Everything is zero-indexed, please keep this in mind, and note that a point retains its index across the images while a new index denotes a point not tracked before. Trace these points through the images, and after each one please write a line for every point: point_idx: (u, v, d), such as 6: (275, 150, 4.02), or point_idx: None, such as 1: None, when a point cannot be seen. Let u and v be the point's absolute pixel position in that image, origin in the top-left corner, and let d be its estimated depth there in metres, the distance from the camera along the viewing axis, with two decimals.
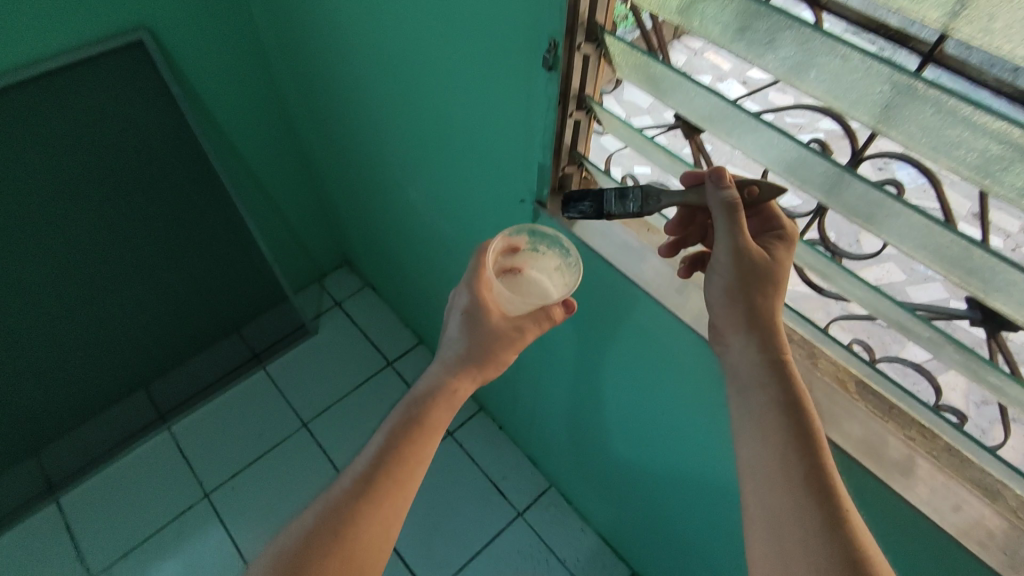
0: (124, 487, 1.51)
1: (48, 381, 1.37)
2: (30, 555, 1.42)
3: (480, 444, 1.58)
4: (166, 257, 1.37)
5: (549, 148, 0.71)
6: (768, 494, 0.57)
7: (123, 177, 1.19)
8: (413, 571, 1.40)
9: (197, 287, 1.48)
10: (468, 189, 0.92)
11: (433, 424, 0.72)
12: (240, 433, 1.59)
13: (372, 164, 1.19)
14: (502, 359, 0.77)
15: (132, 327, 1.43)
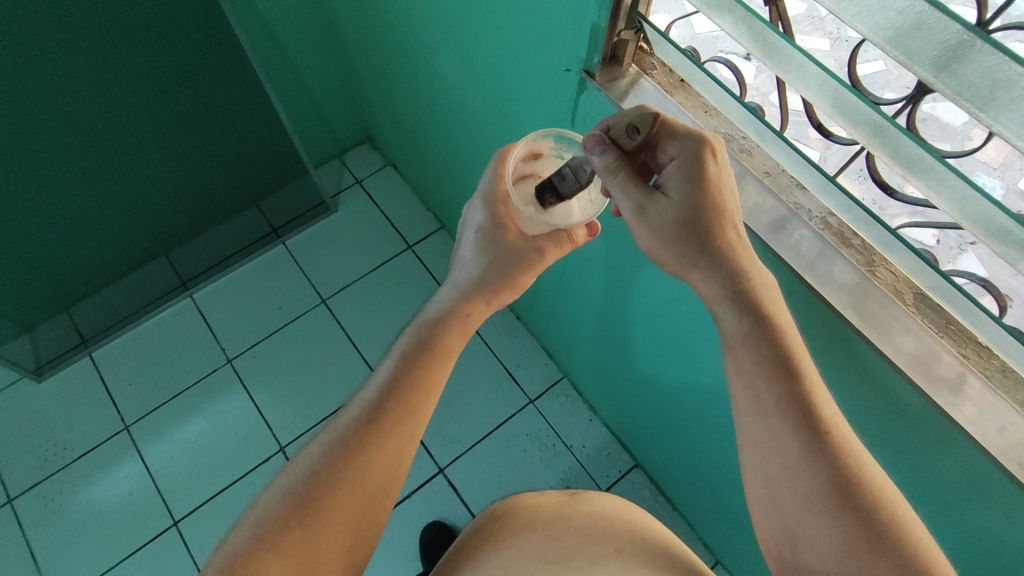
0: (153, 347, 1.56)
1: (72, 240, 1.36)
2: (67, 400, 1.50)
3: (497, 332, 1.59)
4: (180, 119, 1.29)
5: (606, 7, 0.61)
6: (759, 426, 0.59)
7: (134, 28, 1.09)
8: (424, 444, 1.46)
9: (215, 152, 1.42)
10: (504, 55, 0.82)
11: (445, 351, 0.70)
12: (261, 304, 1.61)
13: (398, 25, 1.07)
14: (520, 282, 0.75)
15: (150, 191, 1.39)
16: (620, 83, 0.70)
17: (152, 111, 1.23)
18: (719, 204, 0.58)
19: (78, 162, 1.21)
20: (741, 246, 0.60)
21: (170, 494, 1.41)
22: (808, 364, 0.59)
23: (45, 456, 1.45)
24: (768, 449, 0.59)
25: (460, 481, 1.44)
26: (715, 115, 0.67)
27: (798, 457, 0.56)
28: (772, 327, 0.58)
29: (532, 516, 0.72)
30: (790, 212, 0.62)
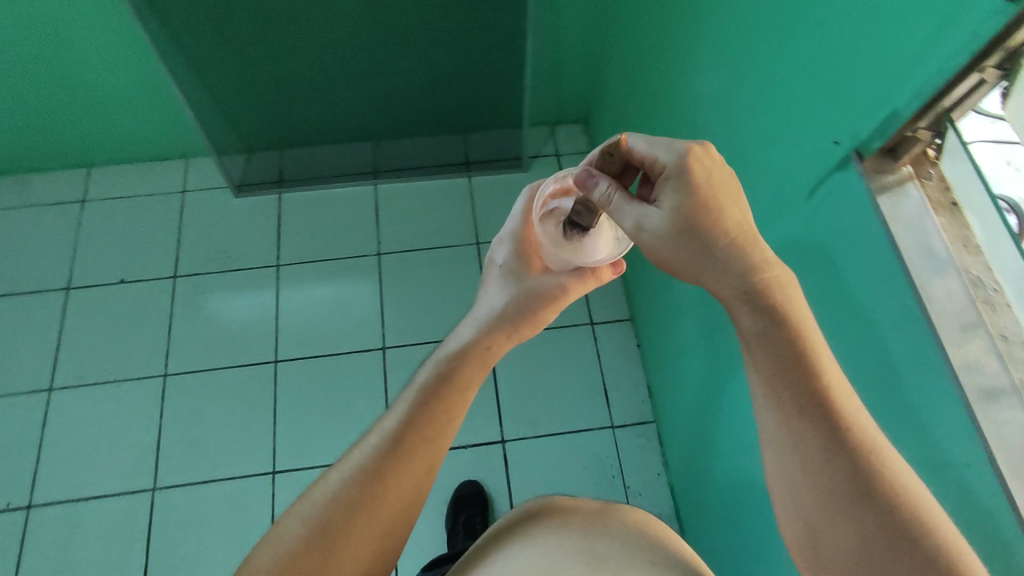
0: (327, 212, 1.74)
1: (315, 99, 1.55)
2: (248, 221, 1.72)
3: (612, 348, 1.58)
4: (446, 35, 1.42)
5: (920, 100, 0.57)
6: (780, 436, 0.57)
7: None
8: (500, 412, 1.51)
9: (458, 75, 1.54)
10: (771, 102, 0.81)
11: (466, 384, 0.72)
12: (427, 220, 1.73)
13: (677, 31, 1.08)
14: (541, 317, 0.78)
15: (391, 86, 1.54)
16: (887, 178, 0.65)
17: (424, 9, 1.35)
18: (716, 203, 0.58)
19: (348, 26, 1.36)
20: (755, 248, 0.58)
21: (284, 337, 1.58)
22: (821, 357, 0.56)
23: (213, 257, 1.68)
24: (794, 461, 0.56)
25: (514, 460, 1.46)
26: (975, 252, 0.60)
27: (821, 462, 0.54)
28: (786, 329, 0.56)
29: (565, 511, 0.72)
30: (1012, 387, 0.55)
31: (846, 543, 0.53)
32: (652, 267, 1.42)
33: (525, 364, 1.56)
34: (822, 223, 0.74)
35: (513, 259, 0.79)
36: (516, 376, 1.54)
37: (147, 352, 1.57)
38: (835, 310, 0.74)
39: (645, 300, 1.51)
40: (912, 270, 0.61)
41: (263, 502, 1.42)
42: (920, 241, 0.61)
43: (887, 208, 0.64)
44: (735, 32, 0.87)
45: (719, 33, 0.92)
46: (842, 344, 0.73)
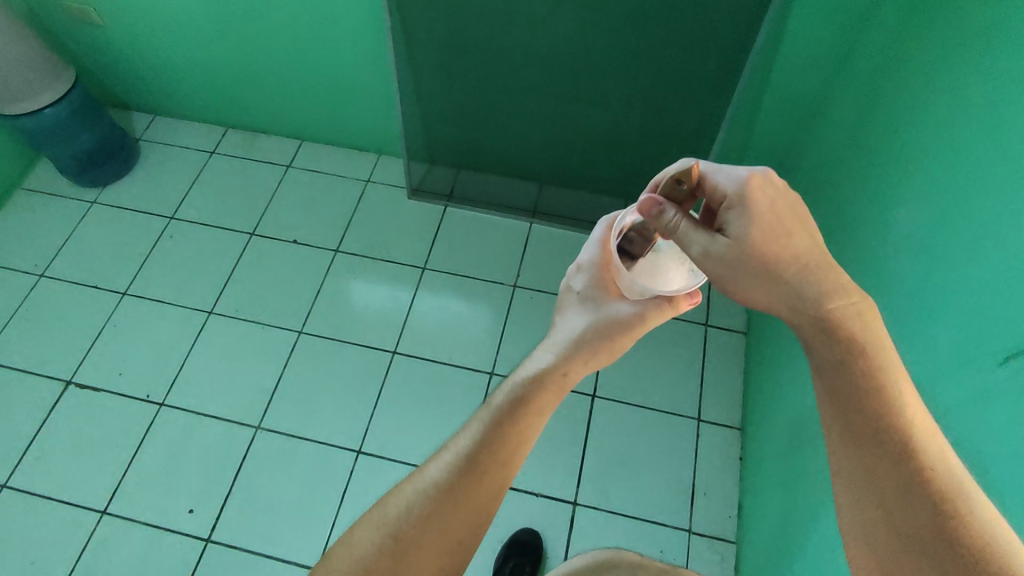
0: (479, 234, 1.86)
1: (504, 134, 1.69)
2: (410, 222, 1.89)
3: (710, 450, 1.51)
4: (640, 107, 1.50)
5: None
6: (860, 479, 0.56)
7: (677, 29, 1.30)
8: (580, 473, 1.49)
9: (638, 145, 1.61)
10: (968, 251, 0.77)
11: (541, 410, 0.76)
12: (566, 268, 1.78)
13: (876, 158, 1.05)
14: (618, 344, 0.83)
15: (574, 139, 1.64)
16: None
17: (626, 82, 1.44)
18: (779, 233, 0.60)
19: (554, 82, 1.48)
20: (824, 280, 0.59)
21: (407, 333, 1.69)
22: (888, 391, 0.56)
23: (371, 244, 1.85)
24: (873, 506, 0.54)
25: (579, 527, 1.43)
26: None
27: (896, 505, 0.52)
28: (855, 359, 0.57)
29: None
30: None
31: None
32: (780, 382, 1.35)
33: (617, 435, 1.53)
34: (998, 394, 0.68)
35: (593, 287, 0.85)
36: (605, 443, 1.52)
37: (293, 308, 1.75)
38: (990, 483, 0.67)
39: (760, 413, 1.43)
40: None
41: (342, 477, 1.50)
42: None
43: None
44: (945, 175, 0.84)
45: (927, 172, 0.89)
46: None
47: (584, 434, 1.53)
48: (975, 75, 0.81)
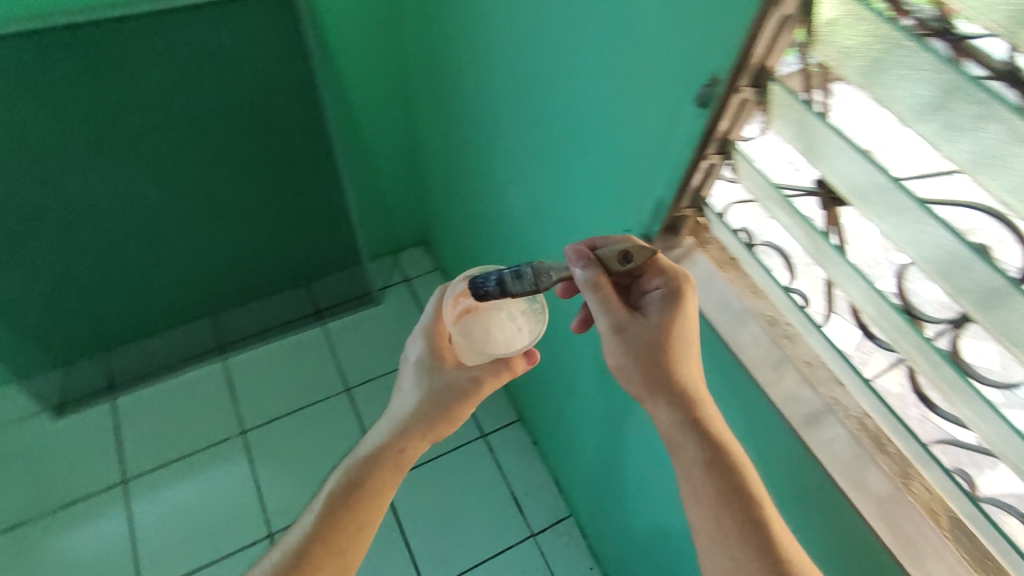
0: (173, 398, 1.55)
1: (147, 304, 1.42)
2: (71, 445, 1.47)
3: (524, 448, 1.55)
4: (290, 230, 1.42)
5: (673, 186, 0.66)
6: (703, 511, 0.62)
7: (296, 168, 1.30)
8: (417, 569, 1.38)
9: (302, 253, 1.50)
10: (557, 213, 0.93)
11: (382, 485, 0.74)
12: (284, 384, 1.58)
13: (468, 161, 1.19)
14: (455, 412, 0.83)
15: (234, 276, 1.47)
16: (675, 252, 0.74)
17: (257, 210, 1.34)
18: (687, 330, 0.67)
19: (184, 242, 1.32)
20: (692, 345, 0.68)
21: (145, 554, 1.34)
22: (747, 468, 0.63)
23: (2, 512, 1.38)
24: (719, 539, 0.60)
25: None
26: (762, 297, 0.69)
27: (734, 539, 0.59)
28: (718, 440, 0.64)
29: None
30: (826, 407, 0.63)
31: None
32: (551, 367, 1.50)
33: (432, 505, 1.47)
34: None
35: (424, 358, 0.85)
36: (422, 526, 1.43)
37: None
38: None
39: (525, 396, 1.51)
40: (720, 326, 0.69)
41: None
42: (715, 300, 0.71)
43: (685, 276, 0.72)
44: (523, 157, 0.96)
45: (510, 163, 1.02)
46: None
47: (398, 531, 1.42)
48: (494, 86, 0.96)
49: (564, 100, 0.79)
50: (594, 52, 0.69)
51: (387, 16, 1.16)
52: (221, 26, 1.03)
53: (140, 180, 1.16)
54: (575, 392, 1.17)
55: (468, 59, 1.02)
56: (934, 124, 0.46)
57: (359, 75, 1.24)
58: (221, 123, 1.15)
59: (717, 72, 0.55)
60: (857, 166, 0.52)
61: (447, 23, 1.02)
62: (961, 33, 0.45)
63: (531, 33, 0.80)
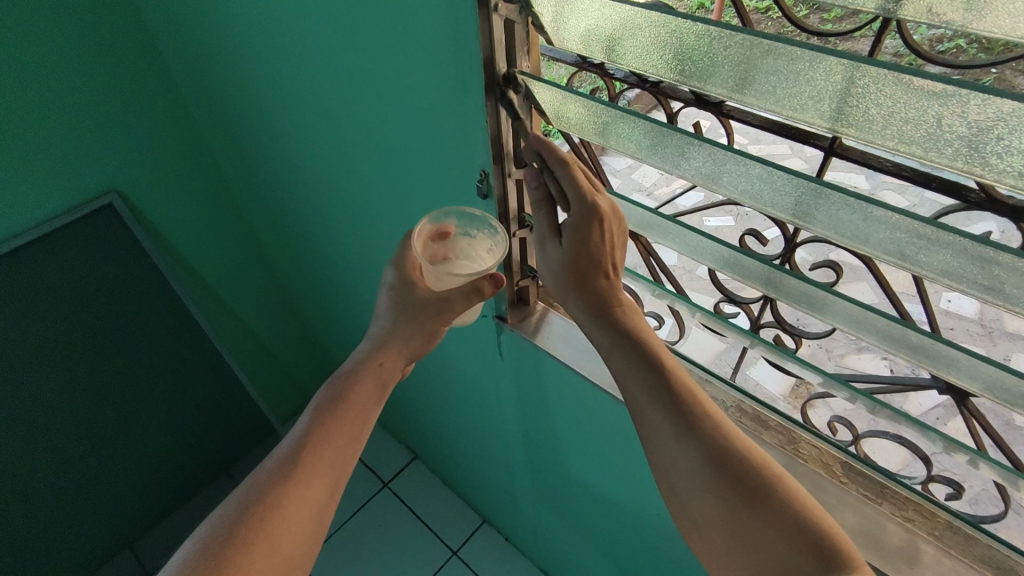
0: None
1: (53, 554, 1.28)
2: None
3: (489, 560, 1.45)
4: (193, 413, 1.39)
5: (500, 267, 0.74)
6: (659, 449, 0.51)
7: (178, 352, 1.29)
8: None
9: (209, 434, 1.46)
10: None
11: (242, 574, 0.53)
12: None
13: (340, 299, 1.24)
14: (297, 519, 0.57)
15: (141, 487, 1.38)
16: (531, 319, 0.81)
17: (152, 409, 1.30)
18: (597, 260, 0.56)
19: (82, 470, 1.24)
20: (598, 266, 0.56)
21: None
22: (710, 414, 0.51)
23: None
24: (674, 472, 0.50)
25: None
26: None
27: (698, 479, 0.49)
28: (666, 379, 0.52)
29: None
30: None
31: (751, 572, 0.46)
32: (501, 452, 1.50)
33: None
34: (526, 372, 0.88)
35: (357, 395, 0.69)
36: None
37: None
38: (584, 420, 0.85)
39: (479, 498, 1.46)
40: (589, 372, 0.75)
41: None
42: (578, 351, 0.77)
43: (546, 339, 0.78)
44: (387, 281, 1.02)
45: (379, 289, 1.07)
46: (610, 440, 0.84)
47: None
48: (339, 229, 1.02)
49: (395, 224, 0.86)
50: (398, 178, 0.78)
51: (220, 196, 1.20)
52: (61, 249, 1.04)
53: (19, 422, 1.10)
54: (521, 476, 1.16)
55: (306, 214, 1.07)
56: (657, 156, 0.52)
57: (213, 257, 1.25)
58: (86, 337, 1.13)
59: (484, 166, 0.63)
60: (627, 208, 0.60)
61: (273, 184, 1.08)
62: (653, 79, 0.56)
63: (347, 179, 0.88)
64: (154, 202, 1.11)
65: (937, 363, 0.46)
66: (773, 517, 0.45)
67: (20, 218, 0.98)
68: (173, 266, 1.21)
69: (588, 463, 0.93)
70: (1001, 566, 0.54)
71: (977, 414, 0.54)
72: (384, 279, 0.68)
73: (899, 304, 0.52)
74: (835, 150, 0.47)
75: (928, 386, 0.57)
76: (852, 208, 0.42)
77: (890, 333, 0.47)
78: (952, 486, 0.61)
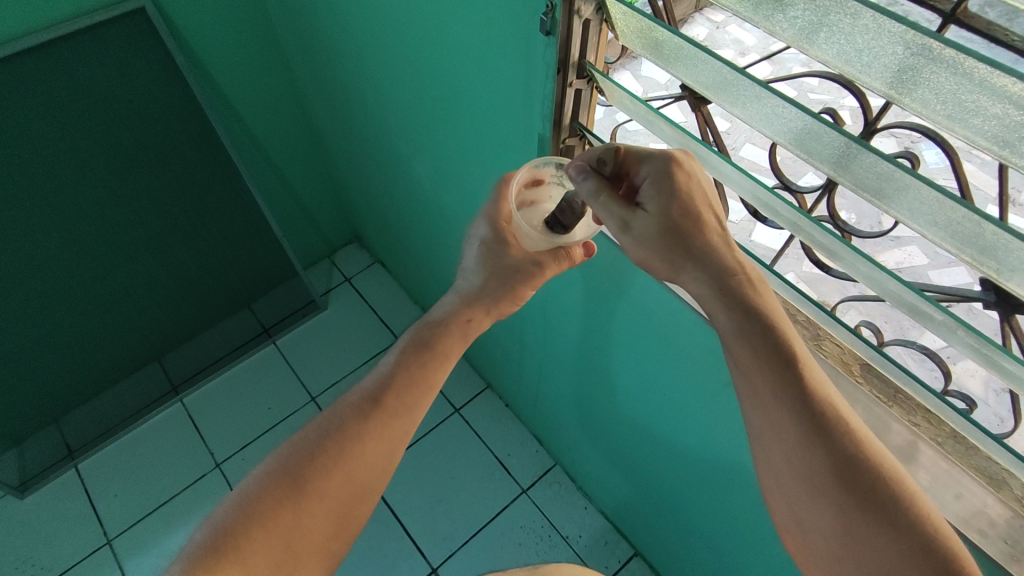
0: (140, 454, 1.49)
1: (85, 357, 1.37)
2: (51, 516, 1.40)
3: (486, 420, 1.54)
4: (220, 245, 1.42)
5: (548, 120, 0.70)
6: (754, 386, 0.55)
7: (205, 182, 1.29)
8: (419, 549, 1.37)
9: (234, 270, 1.50)
10: (466, 170, 0.95)
11: (321, 493, 0.56)
12: (251, 404, 1.57)
13: (370, 145, 1.21)
14: (373, 458, 0.59)
15: (165, 309, 1.44)
16: None
17: (181, 236, 1.33)
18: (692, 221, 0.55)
19: (115, 282, 1.29)
20: (698, 217, 0.56)
21: None
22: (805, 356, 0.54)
23: None
24: (766, 410, 0.54)
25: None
26: None
27: (791, 421, 0.52)
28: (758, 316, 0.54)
29: None
30: None
31: (821, 518, 0.51)
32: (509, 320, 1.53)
33: (424, 483, 1.45)
34: None
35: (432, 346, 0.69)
36: (419, 501, 1.43)
37: None
38: (608, 292, 0.85)
39: (483, 361, 1.53)
40: None
41: None
42: None
43: None
44: (420, 124, 0.98)
45: (411, 136, 1.03)
46: (627, 314, 0.85)
47: (394, 516, 1.41)
48: (376, 64, 0.97)
49: (438, 61, 0.81)
50: (448, 6, 0.71)
51: (254, 14, 1.13)
52: (92, 53, 1.00)
53: (56, 226, 1.13)
54: (530, 340, 1.20)
55: (343, 44, 1.01)
56: (749, 2, 0.46)
57: (242, 81, 1.21)
58: (114, 152, 1.12)
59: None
60: (700, 64, 0.53)
61: (310, 6, 1.02)
62: None
63: (390, 3, 0.81)
64: (186, 12, 1.05)
65: (1002, 265, 0.44)
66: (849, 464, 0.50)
67: (48, 11, 0.92)
68: (203, 87, 1.17)
69: (603, 337, 0.95)
70: (995, 477, 0.56)
71: (1016, 329, 0.55)
72: (476, 231, 0.73)
73: (964, 185, 0.51)
74: (956, 18, 0.42)
75: (975, 298, 0.56)
76: (962, 76, 0.37)
77: (960, 227, 0.44)
78: (968, 403, 0.65)
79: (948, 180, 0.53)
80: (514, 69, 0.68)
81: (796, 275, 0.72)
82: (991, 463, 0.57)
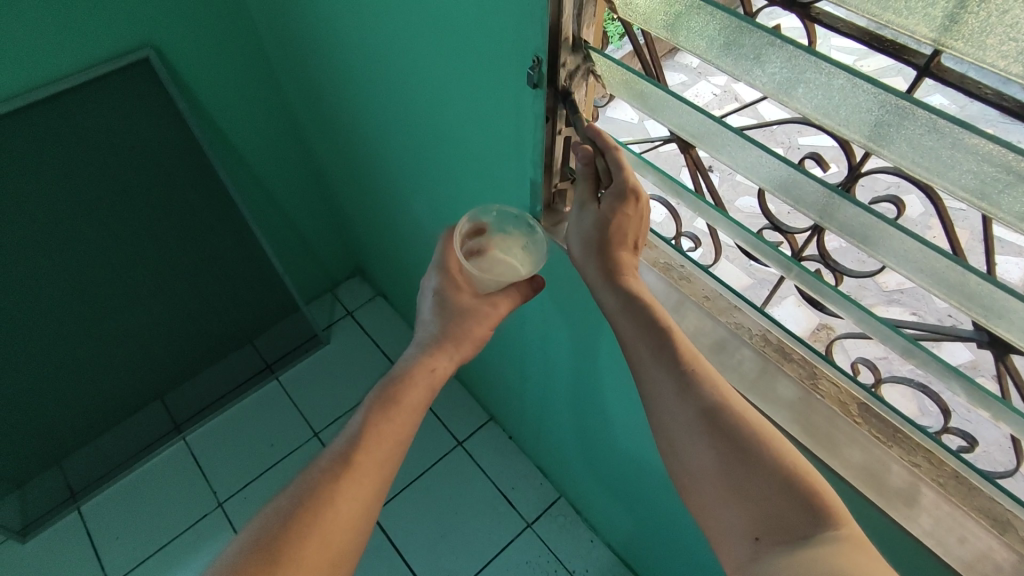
0: (143, 494, 1.48)
1: (85, 397, 1.38)
2: (54, 559, 1.39)
3: (489, 452, 1.53)
4: (219, 284, 1.43)
5: (539, 166, 0.71)
6: (662, 406, 0.54)
7: (205, 223, 1.31)
8: None
9: (235, 308, 1.51)
10: (463, 210, 0.96)
11: (300, 560, 0.55)
12: (253, 441, 1.56)
13: (370, 184, 1.22)
14: (347, 515, 0.59)
15: (168, 348, 1.45)
16: (565, 226, 0.79)
17: (181, 276, 1.34)
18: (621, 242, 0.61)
19: (115, 324, 1.30)
20: (625, 239, 0.62)
21: None
22: (712, 374, 0.54)
23: None
24: (675, 430, 0.53)
25: None
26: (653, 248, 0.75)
27: (703, 444, 0.51)
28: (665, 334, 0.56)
29: None
30: (729, 333, 0.68)
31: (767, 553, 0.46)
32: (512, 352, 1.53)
33: (427, 519, 1.44)
34: (551, 277, 0.88)
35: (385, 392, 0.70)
36: (423, 537, 1.41)
37: None
38: (606, 329, 0.86)
39: (486, 393, 1.52)
40: None
41: None
42: None
43: None
44: (418, 166, 0.99)
45: (410, 176, 1.05)
46: (625, 351, 0.85)
47: (397, 553, 1.39)
48: (373, 108, 0.98)
49: (432, 107, 0.83)
50: (440, 58, 0.73)
51: (256, 59, 1.16)
52: (96, 102, 1.02)
53: (58, 272, 1.14)
54: (531, 373, 1.20)
55: (342, 88, 1.03)
56: (728, 58, 0.47)
57: (243, 124, 1.23)
58: (117, 197, 1.14)
59: (539, 53, 0.58)
60: (684, 113, 0.54)
61: (309, 52, 1.04)
62: None
63: (385, 53, 0.84)
64: (189, 60, 1.07)
65: (990, 311, 0.44)
66: (766, 480, 0.48)
67: (54, 65, 0.95)
68: (205, 130, 1.19)
69: (602, 373, 0.95)
70: (999, 519, 0.55)
71: (1012, 369, 0.54)
72: (429, 284, 0.77)
73: (957, 246, 0.52)
74: (930, 70, 0.43)
75: (968, 338, 0.56)
76: (937, 133, 0.38)
77: (944, 276, 0.45)
78: (967, 441, 0.65)
79: (938, 230, 0.53)
80: (505, 117, 0.70)
81: (797, 298, 0.74)
82: (995, 504, 0.56)
